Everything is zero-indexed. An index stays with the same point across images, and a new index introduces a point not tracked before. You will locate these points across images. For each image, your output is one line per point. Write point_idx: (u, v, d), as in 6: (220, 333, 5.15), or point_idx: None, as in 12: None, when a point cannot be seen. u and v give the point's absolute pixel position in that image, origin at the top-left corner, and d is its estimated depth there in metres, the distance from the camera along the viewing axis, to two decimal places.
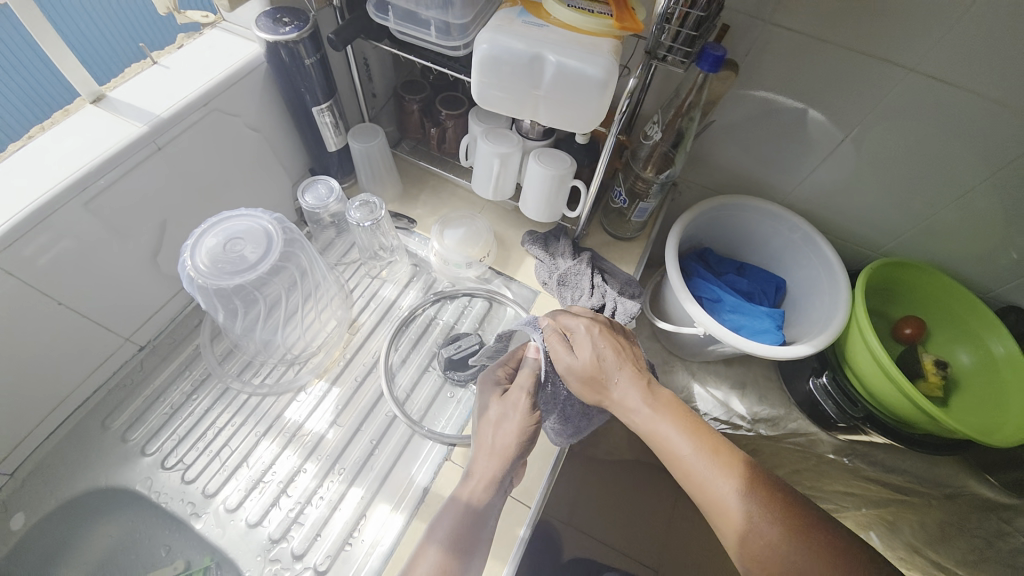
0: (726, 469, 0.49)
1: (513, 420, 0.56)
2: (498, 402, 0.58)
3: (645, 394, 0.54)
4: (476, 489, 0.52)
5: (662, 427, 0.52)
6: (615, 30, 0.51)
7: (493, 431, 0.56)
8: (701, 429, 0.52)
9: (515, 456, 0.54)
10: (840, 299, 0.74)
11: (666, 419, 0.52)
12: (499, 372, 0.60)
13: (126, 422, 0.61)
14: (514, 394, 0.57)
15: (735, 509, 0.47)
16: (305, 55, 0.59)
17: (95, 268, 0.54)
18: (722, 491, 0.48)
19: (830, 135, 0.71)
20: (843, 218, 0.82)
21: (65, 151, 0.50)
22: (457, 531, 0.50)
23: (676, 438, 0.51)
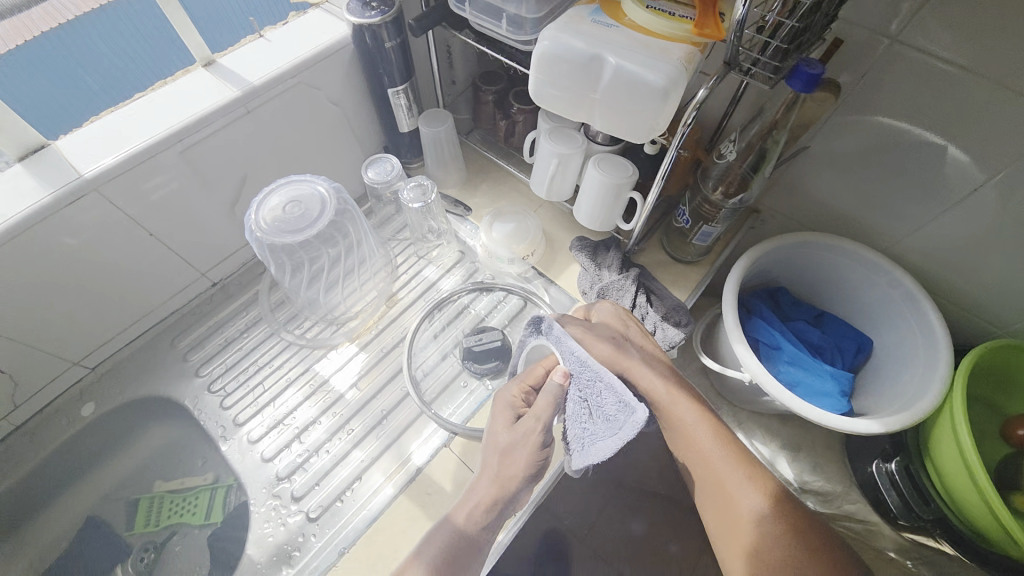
0: (745, 470, 0.53)
1: (523, 448, 0.54)
2: (508, 431, 0.56)
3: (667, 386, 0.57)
4: (473, 516, 0.51)
5: (685, 415, 0.56)
6: (694, 36, 0.46)
7: (498, 460, 0.54)
8: (722, 428, 0.57)
9: (522, 487, 0.53)
10: (935, 376, 0.61)
11: (685, 400, 0.57)
12: (514, 395, 0.58)
13: (189, 345, 0.70)
14: (527, 423, 0.55)
15: (747, 505, 0.52)
16: (387, 38, 0.62)
17: (182, 208, 0.62)
18: (739, 486, 0.53)
19: (961, 179, 0.59)
20: (963, 281, 0.68)
21: (173, 104, 0.57)
22: (465, 545, 0.49)
23: (698, 428, 0.55)
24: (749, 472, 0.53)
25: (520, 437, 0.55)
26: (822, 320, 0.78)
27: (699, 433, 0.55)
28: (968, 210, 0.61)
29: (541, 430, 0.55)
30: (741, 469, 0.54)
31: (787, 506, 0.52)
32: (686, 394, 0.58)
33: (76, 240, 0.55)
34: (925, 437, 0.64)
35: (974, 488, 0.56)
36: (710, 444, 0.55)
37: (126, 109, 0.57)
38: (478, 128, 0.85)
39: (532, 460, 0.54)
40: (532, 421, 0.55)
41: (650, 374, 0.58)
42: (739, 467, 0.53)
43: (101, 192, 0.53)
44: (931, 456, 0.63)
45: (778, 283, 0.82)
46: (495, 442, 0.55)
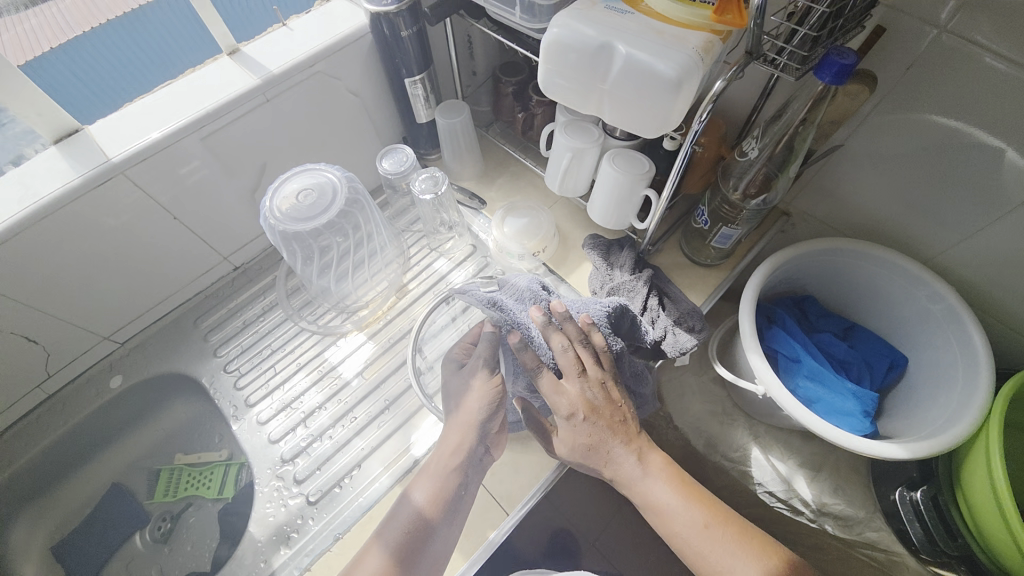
0: (734, 544, 0.53)
1: (477, 391, 0.59)
2: (461, 370, 0.62)
3: (637, 455, 0.57)
4: (427, 500, 0.55)
5: (661, 499, 0.55)
6: (713, 23, 0.43)
7: (461, 403, 0.60)
8: (700, 497, 0.56)
9: (485, 421, 0.58)
10: (972, 402, 0.56)
11: (662, 487, 0.55)
12: (463, 348, 0.64)
13: (210, 326, 0.74)
14: (481, 372, 0.60)
15: None
16: (403, 28, 0.61)
17: (204, 194, 0.65)
18: (735, 566, 0.52)
19: (1021, 185, 0.53)
20: (1017, 299, 0.61)
21: (196, 92, 0.59)
22: (438, 494, 0.55)
23: (676, 511, 0.54)
24: (743, 546, 0.53)
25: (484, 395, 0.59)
26: (852, 333, 0.73)
27: (680, 518, 0.54)
28: (1022, 221, 0.55)
29: (491, 373, 0.60)
30: (734, 545, 0.53)
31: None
32: (661, 474, 0.56)
33: (116, 221, 0.59)
34: (957, 467, 0.59)
35: (1004, 527, 0.52)
36: (691, 527, 0.54)
37: (154, 96, 0.59)
38: (498, 120, 0.84)
39: (486, 399, 0.59)
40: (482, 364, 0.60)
41: (623, 458, 0.56)
42: (725, 546, 0.53)
43: (128, 176, 0.56)
44: (961, 487, 0.58)
45: (805, 291, 0.77)
46: (450, 387, 0.63)
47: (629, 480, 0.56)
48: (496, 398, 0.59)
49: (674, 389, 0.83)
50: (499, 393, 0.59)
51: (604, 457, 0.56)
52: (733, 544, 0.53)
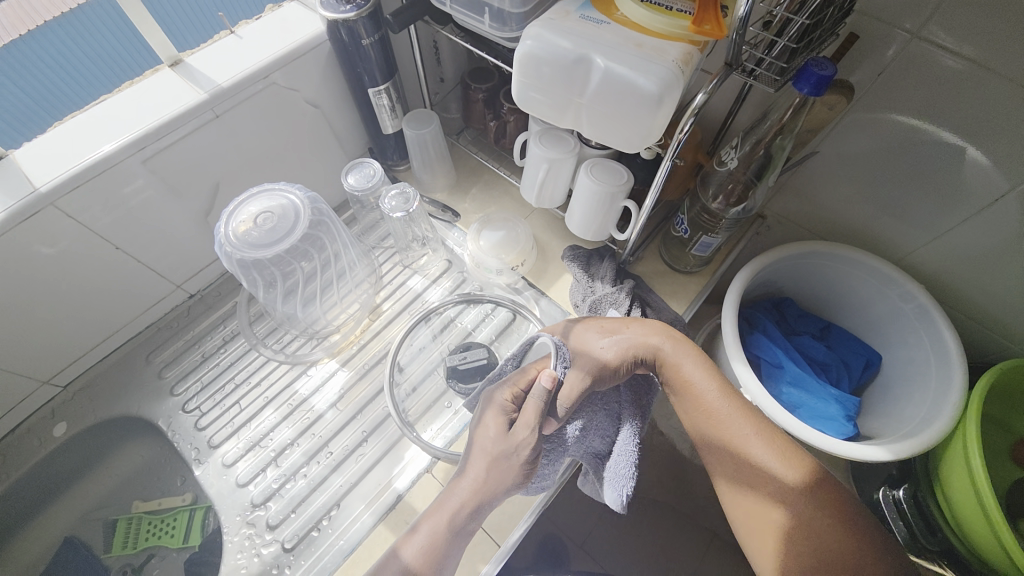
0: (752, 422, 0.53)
1: (504, 463, 0.50)
2: (500, 436, 0.51)
3: (669, 357, 0.55)
4: (417, 555, 0.47)
5: (696, 385, 0.54)
6: (691, 34, 0.42)
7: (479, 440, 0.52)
8: (726, 381, 0.55)
9: (508, 489, 0.50)
10: (947, 400, 0.57)
11: (706, 378, 0.55)
12: (506, 397, 0.53)
13: (165, 361, 0.68)
14: (520, 433, 0.50)
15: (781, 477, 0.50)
16: (363, 35, 0.57)
17: (148, 221, 0.59)
18: (768, 472, 0.51)
19: (988, 187, 0.54)
20: (981, 294, 0.63)
21: (134, 110, 0.54)
22: (433, 550, 0.48)
23: (721, 402, 0.53)
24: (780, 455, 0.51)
25: (509, 465, 0.50)
26: (829, 333, 0.74)
27: (723, 411, 0.53)
28: (987, 221, 0.56)
29: (534, 440, 0.50)
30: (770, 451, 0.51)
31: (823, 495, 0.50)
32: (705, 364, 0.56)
33: (52, 249, 0.53)
34: (936, 463, 0.61)
35: (989, 525, 0.53)
36: (729, 415, 0.53)
37: (87, 116, 0.54)
38: (469, 128, 0.80)
39: (517, 472, 0.50)
40: (524, 432, 0.50)
41: (619, 359, 0.55)
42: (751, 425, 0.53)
43: (58, 207, 0.50)
44: (941, 483, 0.60)
45: (783, 293, 0.78)
46: (482, 447, 0.52)
47: (664, 361, 0.56)
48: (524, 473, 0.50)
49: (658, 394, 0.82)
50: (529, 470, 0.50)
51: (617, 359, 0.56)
52: (769, 452, 0.52)
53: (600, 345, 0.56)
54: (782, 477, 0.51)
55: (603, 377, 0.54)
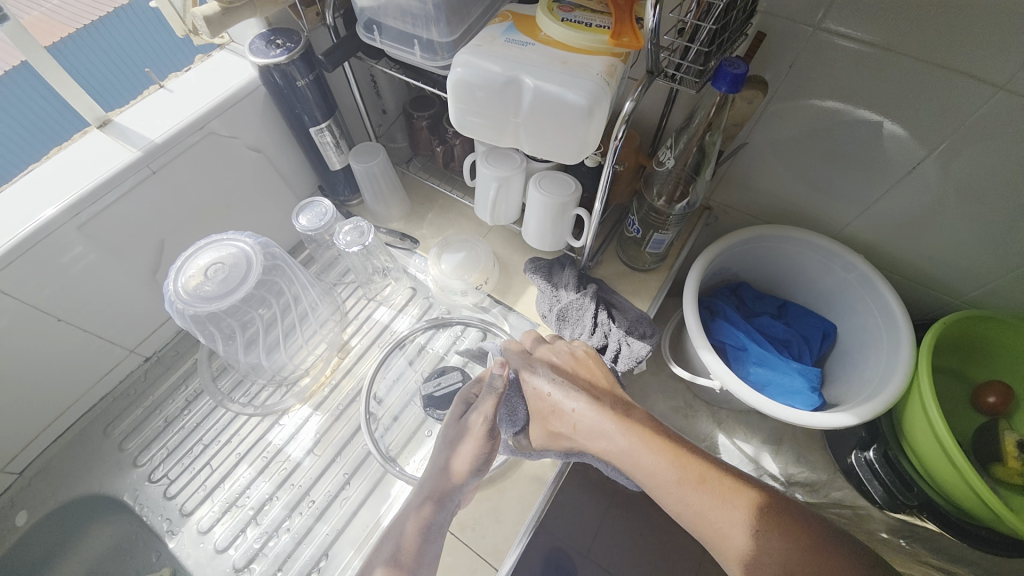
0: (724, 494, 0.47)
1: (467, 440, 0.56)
2: (457, 421, 0.59)
3: (596, 408, 0.54)
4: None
5: (648, 467, 0.50)
6: (612, 47, 0.44)
7: (449, 454, 0.56)
8: (665, 431, 0.53)
9: (468, 480, 0.55)
10: (898, 360, 0.61)
11: (636, 432, 0.52)
12: (472, 390, 0.61)
13: (124, 432, 0.64)
14: (476, 422, 0.57)
15: (741, 538, 0.45)
16: (298, 77, 0.57)
17: (94, 288, 0.57)
18: (720, 519, 0.46)
19: (903, 157, 0.58)
20: (915, 254, 0.68)
21: (65, 176, 0.52)
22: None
23: (658, 464, 0.49)
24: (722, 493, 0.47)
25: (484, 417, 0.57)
26: (786, 310, 0.78)
27: (670, 477, 0.48)
28: (908, 188, 0.61)
29: (488, 425, 0.57)
30: (713, 494, 0.47)
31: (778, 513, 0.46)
32: (634, 420, 0.53)
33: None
34: (899, 421, 0.64)
35: (955, 472, 0.56)
36: (684, 486, 0.48)
37: (17, 185, 0.52)
38: (417, 156, 0.81)
39: (477, 453, 0.56)
40: (478, 418, 0.57)
41: (589, 418, 0.54)
42: (703, 485, 0.48)
43: None
44: (906, 438, 0.63)
45: (738, 278, 0.81)
46: (447, 435, 0.58)
47: (597, 433, 0.53)
48: (489, 453, 0.56)
49: (637, 392, 0.84)
50: (492, 448, 0.56)
51: (570, 423, 0.55)
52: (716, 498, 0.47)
53: (546, 387, 0.57)
54: (739, 519, 0.45)
55: (563, 421, 0.56)
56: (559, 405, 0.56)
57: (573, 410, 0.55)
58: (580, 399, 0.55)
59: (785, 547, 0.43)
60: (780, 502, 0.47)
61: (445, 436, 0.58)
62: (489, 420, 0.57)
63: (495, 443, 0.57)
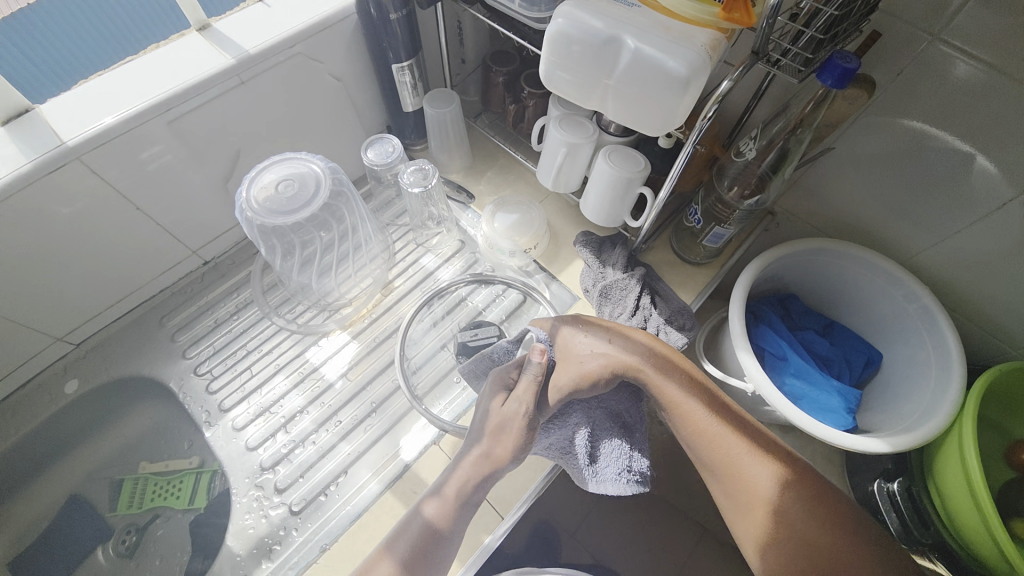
0: (759, 452, 0.52)
1: (508, 407, 0.54)
2: (494, 385, 0.57)
3: (651, 364, 0.56)
4: (440, 509, 0.50)
5: (701, 417, 0.54)
6: (721, 20, 0.42)
7: (488, 438, 0.53)
8: (699, 377, 0.57)
9: (511, 462, 0.52)
10: (945, 398, 0.59)
11: (677, 381, 0.55)
12: (510, 374, 0.57)
13: (177, 326, 0.68)
14: (511, 406, 0.54)
15: (765, 488, 0.51)
16: (391, 10, 0.58)
17: (172, 184, 0.60)
18: (746, 461, 0.52)
19: (995, 193, 0.55)
20: (984, 297, 0.64)
21: (162, 71, 0.54)
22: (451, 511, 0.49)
23: (696, 409, 0.54)
24: (756, 449, 0.53)
25: (524, 404, 0.54)
26: (832, 330, 0.76)
27: (702, 416, 0.54)
28: (993, 226, 0.58)
29: (525, 413, 0.53)
30: (749, 448, 0.52)
31: (804, 488, 0.51)
32: (675, 375, 0.56)
33: (69, 210, 0.53)
34: (930, 458, 0.62)
35: (976, 512, 0.55)
36: (712, 426, 0.54)
37: (114, 74, 0.54)
38: (487, 112, 0.81)
39: (518, 441, 0.52)
40: (517, 406, 0.54)
41: (629, 361, 0.56)
42: (739, 435, 0.53)
43: (84, 162, 0.51)
44: (934, 477, 0.61)
45: (788, 290, 0.79)
46: (485, 397, 0.56)
47: (644, 378, 0.55)
48: (527, 441, 0.53)
49: None
50: (531, 436, 0.53)
51: (603, 366, 0.56)
52: (749, 450, 0.52)
53: (597, 346, 0.57)
54: (767, 476, 0.51)
55: (593, 364, 0.56)
56: (589, 362, 0.56)
57: (606, 363, 0.56)
58: (615, 335, 0.58)
59: (801, 501, 0.50)
60: (807, 476, 0.52)
61: (481, 422, 0.54)
62: (530, 409, 0.53)
63: (533, 433, 0.53)
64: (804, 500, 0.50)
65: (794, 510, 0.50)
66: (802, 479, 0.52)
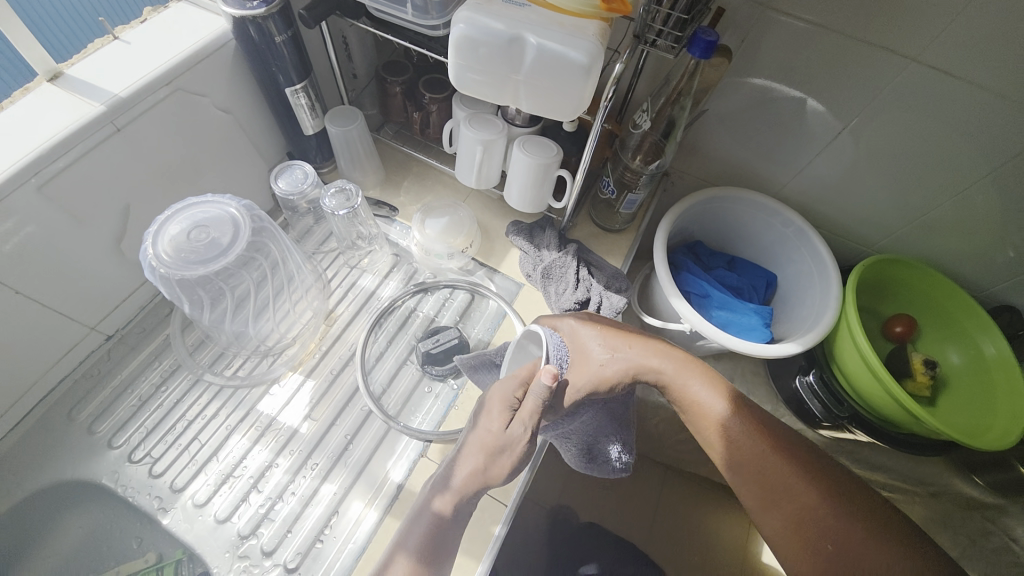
0: (713, 382, 0.58)
1: (496, 415, 0.52)
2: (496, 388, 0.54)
3: (651, 353, 0.60)
4: (444, 499, 0.52)
5: (660, 365, 0.58)
6: (603, 11, 0.47)
7: (484, 461, 0.51)
8: (646, 339, 0.62)
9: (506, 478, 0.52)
10: (830, 297, 0.72)
11: (645, 344, 0.60)
12: (516, 394, 0.52)
13: (93, 415, 0.60)
14: (515, 429, 0.50)
15: (717, 416, 0.56)
16: (275, 32, 0.55)
17: (54, 257, 0.52)
18: (700, 394, 0.57)
19: (831, 126, 0.68)
20: (840, 211, 0.79)
21: (15, 131, 0.47)
22: (460, 505, 0.51)
23: (651, 358, 0.59)
24: (714, 387, 0.58)
25: (530, 427, 0.50)
26: (736, 264, 0.87)
27: (656, 363, 0.59)
28: (834, 152, 0.71)
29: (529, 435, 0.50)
30: (701, 383, 0.58)
31: (752, 416, 0.57)
32: (654, 344, 0.61)
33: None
34: (831, 349, 0.76)
35: (878, 382, 0.68)
36: (680, 370, 0.59)
37: None
38: (390, 123, 0.80)
39: (518, 462, 0.51)
40: (520, 429, 0.50)
41: (640, 358, 0.59)
42: (700, 376, 0.58)
43: None
44: (838, 363, 0.74)
45: (694, 238, 0.90)
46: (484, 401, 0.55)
47: (640, 363, 0.58)
48: (525, 461, 0.52)
49: None
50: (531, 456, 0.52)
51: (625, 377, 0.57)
52: (706, 383, 0.58)
53: (603, 360, 0.57)
54: (719, 405, 0.56)
55: (614, 386, 0.57)
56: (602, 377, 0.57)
57: (614, 373, 0.57)
58: (630, 356, 0.58)
59: (752, 434, 0.55)
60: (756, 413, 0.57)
61: (481, 442, 0.52)
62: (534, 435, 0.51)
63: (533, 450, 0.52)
64: (757, 435, 0.55)
65: (743, 441, 0.55)
66: (753, 412, 0.57)
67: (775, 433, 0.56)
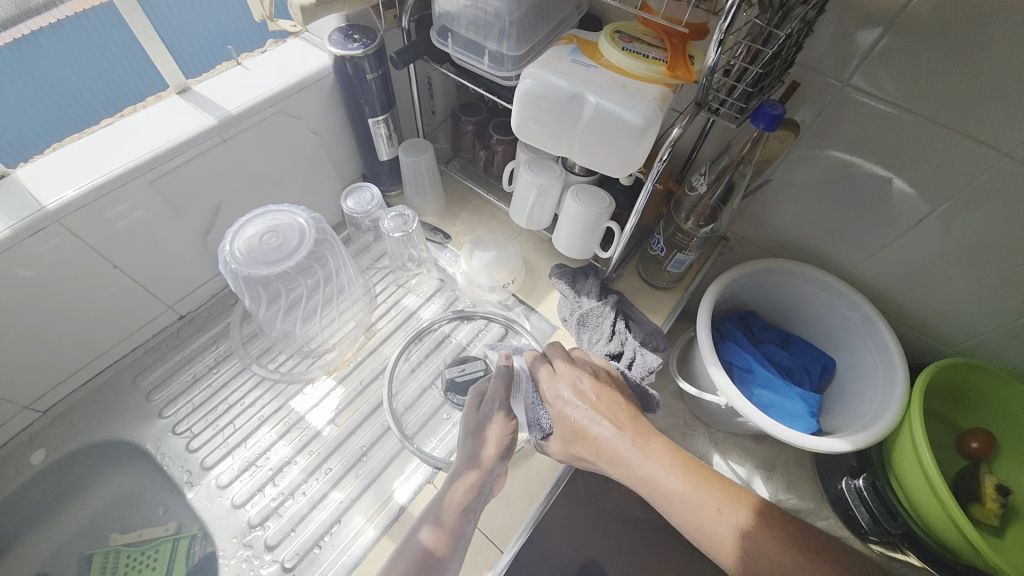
0: (716, 491, 0.52)
1: (490, 431, 0.57)
2: (475, 414, 0.59)
3: (634, 437, 0.55)
4: (436, 534, 0.50)
5: (647, 467, 0.53)
6: (667, 77, 0.49)
7: (470, 440, 0.57)
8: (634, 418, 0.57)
9: (497, 462, 0.56)
10: (892, 396, 0.65)
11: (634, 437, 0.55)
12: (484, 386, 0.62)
13: (152, 384, 0.67)
14: (488, 405, 0.59)
15: (728, 533, 0.50)
16: (368, 70, 0.62)
17: (151, 241, 0.60)
18: (699, 505, 0.51)
19: (912, 211, 0.63)
20: (915, 303, 0.73)
21: (143, 133, 0.56)
22: (450, 526, 0.51)
23: (637, 454, 0.54)
24: (714, 501, 0.51)
25: (496, 400, 0.59)
26: (790, 342, 0.82)
27: (652, 465, 0.53)
28: (912, 238, 0.66)
29: (501, 408, 0.58)
30: (692, 482, 0.52)
31: (771, 522, 0.50)
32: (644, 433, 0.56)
33: (31, 275, 0.51)
34: (888, 453, 0.68)
35: (939, 504, 0.60)
36: (658, 463, 0.53)
37: (91, 138, 0.55)
38: (457, 157, 0.86)
39: (502, 434, 0.57)
40: (489, 404, 0.59)
41: (616, 441, 0.54)
42: (695, 478, 0.52)
43: (64, 224, 0.51)
44: (895, 471, 0.66)
45: (747, 307, 0.85)
46: (466, 427, 0.58)
47: (633, 460, 0.54)
48: (510, 436, 0.57)
49: None
50: (513, 430, 0.58)
51: (595, 446, 0.55)
52: (701, 490, 0.52)
53: (578, 411, 0.56)
54: (728, 519, 0.50)
55: (590, 446, 0.55)
56: (585, 430, 0.55)
57: (599, 435, 0.55)
58: (610, 418, 0.56)
59: (775, 547, 0.48)
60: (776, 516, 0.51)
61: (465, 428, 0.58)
62: (507, 408, 0.58)
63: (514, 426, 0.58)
64: (772, 541, 0.49)
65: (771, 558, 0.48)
66: (770, 519, 0.51)
67: (799, 538, 0.49)
